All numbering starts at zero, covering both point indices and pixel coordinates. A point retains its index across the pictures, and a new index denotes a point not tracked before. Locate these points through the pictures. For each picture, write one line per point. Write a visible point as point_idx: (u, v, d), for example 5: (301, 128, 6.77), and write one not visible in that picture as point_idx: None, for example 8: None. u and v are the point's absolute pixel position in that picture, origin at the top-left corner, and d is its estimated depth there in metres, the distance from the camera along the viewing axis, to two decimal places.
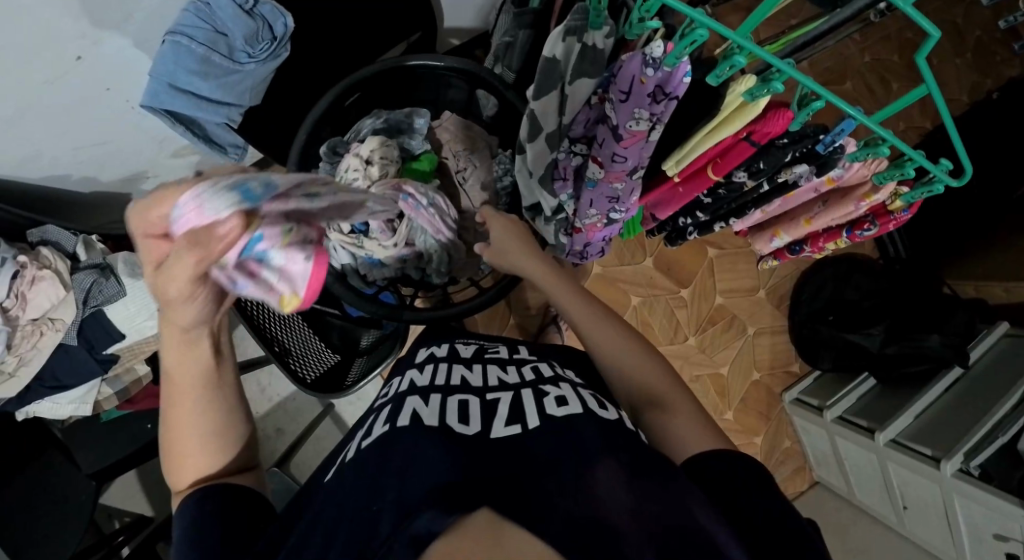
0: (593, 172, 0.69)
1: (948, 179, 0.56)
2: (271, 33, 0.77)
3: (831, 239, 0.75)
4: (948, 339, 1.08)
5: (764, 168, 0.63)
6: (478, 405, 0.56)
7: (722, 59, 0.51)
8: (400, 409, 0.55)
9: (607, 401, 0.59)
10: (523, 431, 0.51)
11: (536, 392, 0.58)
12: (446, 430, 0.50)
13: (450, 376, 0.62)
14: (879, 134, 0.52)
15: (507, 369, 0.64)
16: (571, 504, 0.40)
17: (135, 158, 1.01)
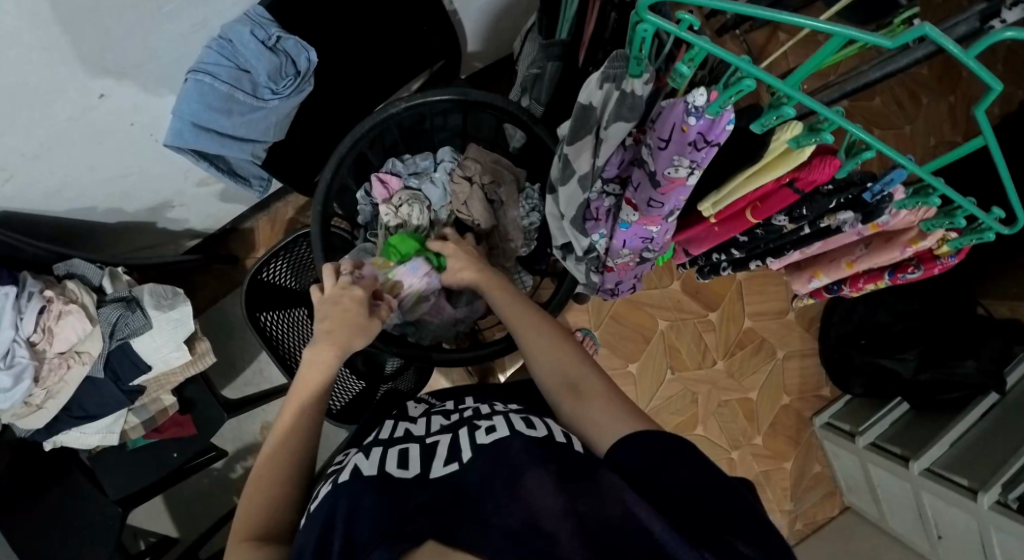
0: (627, 214, 0.67)
1: (1003, 231, 0.51)
2: (294, 69, 0.76)
3: (873, 280, 0.72)
4: (984, 364, 1.05)
5: (807, 213, 0.60)
6: (418, 450, 0.56)
7: (769, 108, 0.48)
8: (341, 470, 0.54)
9: (538, 419, 0.57)
10: (460, 467, 0.51)
11: (471, 427, 0.57)
12: (385, 477, 0.50)
13: (394, 431, 0.61)
14: (930, 182, 0.48)
15: (450, 416, 0.63)
16: (506, 520, 0.43)
17: (161, 188, 1.02)
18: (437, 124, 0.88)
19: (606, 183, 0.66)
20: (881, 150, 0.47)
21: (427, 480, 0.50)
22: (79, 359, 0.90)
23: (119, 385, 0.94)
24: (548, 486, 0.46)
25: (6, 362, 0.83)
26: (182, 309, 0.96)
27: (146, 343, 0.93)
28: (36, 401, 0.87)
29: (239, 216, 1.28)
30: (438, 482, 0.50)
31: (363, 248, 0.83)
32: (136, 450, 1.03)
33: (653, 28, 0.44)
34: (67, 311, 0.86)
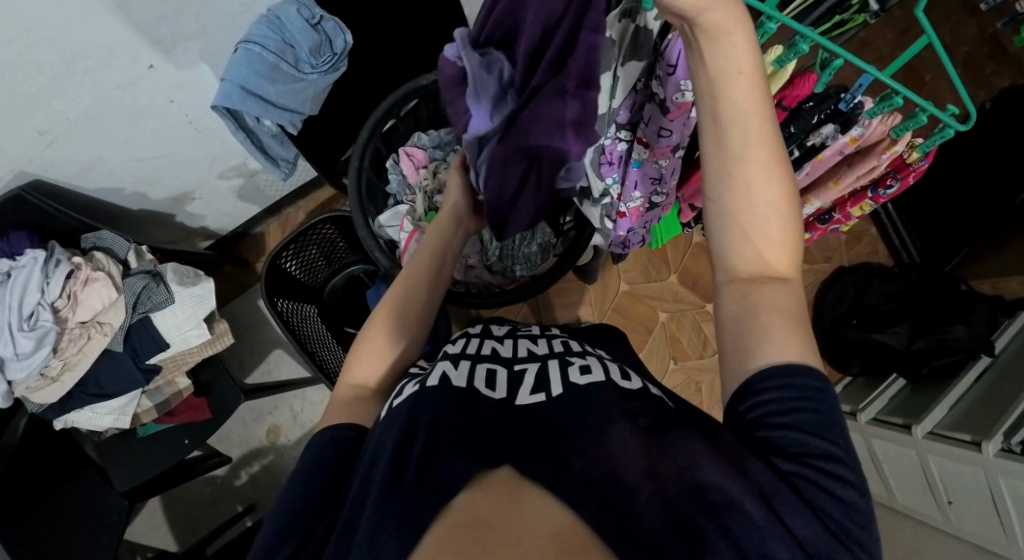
0: (638, 152, 0.76)
1: (959, 126, 0.59)
2: (331, 49, 0.83)
3: (857, 202, 0.81)
4: (973, 330, 1.12)
5: (796, 132, 0.67)
6: (505, 374, 0.58)
7: (754, 28, 0.56)
8: (431, 371, 0.57)
9: (631, 373, 0.59)
10: (547, 398, 0.53)
11: (563, 362, 0.59)
12: (471, 395, 0.53)
13: (482, 347, 0.64)
14: (893, 87, 0.55)
15: (537, 343, 0.66)
16: (586, 464, 0.43)
17: (187, 178, 1.05)
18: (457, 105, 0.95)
19: (619, 128, 0.75)
20: (851, 60, 0.54)
21: (513, 404, 0.52)
22: (100, 330, 0.89)
23: (136, 360, 0.92)
24: (624, 403, 0.52)
25: (30, 325, 0.82)
26: (205, 286, 0.97)
27: (166, 319, 0.93)
28: (52, 373, 0.86)
29: (251, 219, 1.31)
30: (524, 409, 0.52)
31: (395, 208, 0.89)
32: (148, 437, 0.99)
33: None
34: (93, 279, 0.87)
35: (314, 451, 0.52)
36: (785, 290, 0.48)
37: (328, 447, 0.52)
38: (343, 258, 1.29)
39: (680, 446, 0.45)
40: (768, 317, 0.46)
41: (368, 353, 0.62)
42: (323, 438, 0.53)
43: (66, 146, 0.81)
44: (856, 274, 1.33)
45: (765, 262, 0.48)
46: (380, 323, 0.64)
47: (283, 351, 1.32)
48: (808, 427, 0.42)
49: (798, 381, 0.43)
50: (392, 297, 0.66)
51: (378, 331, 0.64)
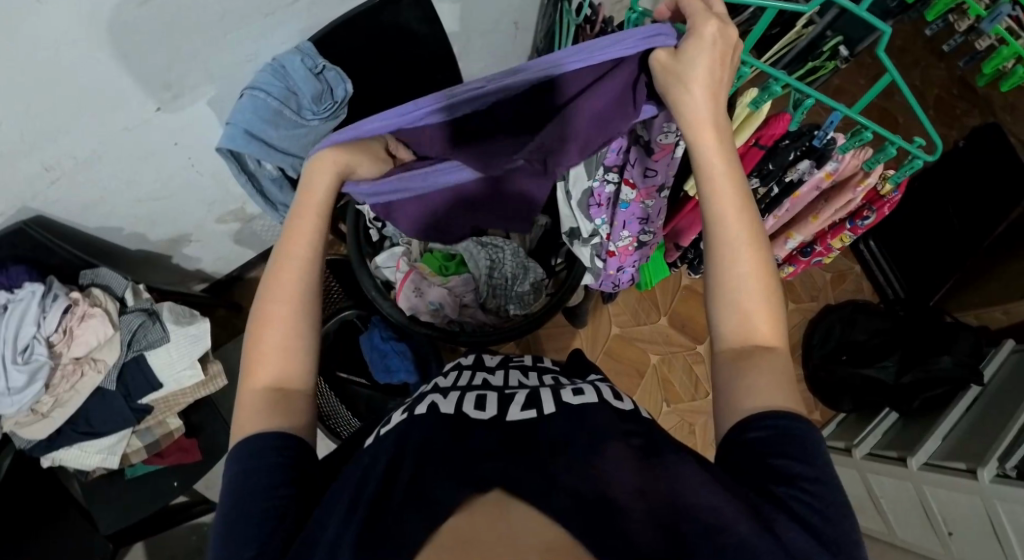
0: (625, 194, 0.78)
1: (926, 157, 0.62)
2: (332, 96, 0.88)
3: (836, 233, 0.84)
4: (959, 359, 1.16)
5: (774, 169, 0.70)
6: (495, 397, 0.59)
7: None
8: (420, 401, 0.59)
9: (623, 394, 0.62)
10: (538, 414, 0.55)
11: (556, 387, 0.62)
12: (460, 417, 0.54)
13: (473, 379, 0.65)
14: (861, 122, 0.59)
15: (527, 375, 0.68)
16: (575, 483, 0.44)
17: (186, 220, 1.07)
18: None
19: (607, 171, 0.76)
20: (822, 99, 0.58)
21: (502, 421, 0.54)
22: (94, 367, 0.88)
23: (128, 401, 0.92)
24: (617, 425, 0.54)
25: (23, 358, 0.81)
26: (200, 326, 0.97)
27: (161, 357, 0.93)
28: (42, 409, 0.85)
29: (246, 263, 1.33)
30: (512, 424, 0.54)
31: (391, 250, 0.91)
32: (133, 478, 0.97)
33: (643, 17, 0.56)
34: (90, 314, 0.86)
35: (249, 451, 0.49)
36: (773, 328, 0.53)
37: (270, 448, 0.49)
38: (337, 303, 1.31)
39: (674, 466, 0.47)
40: (754, 378, 0.50)
41: (269, 335, 0.55)
42: (260, 436, 0.50)
43: (70, 184, 0.83)
44: (842, 311, 1.36)
45: (751, 329, 0.52)
46: (266, 338, 0.54)
47: None
48: (793, 450, 0.46)
49: (781, 425, 0.47)
50: (274, 300, 0.56)
51: (267, 346, 0.54)
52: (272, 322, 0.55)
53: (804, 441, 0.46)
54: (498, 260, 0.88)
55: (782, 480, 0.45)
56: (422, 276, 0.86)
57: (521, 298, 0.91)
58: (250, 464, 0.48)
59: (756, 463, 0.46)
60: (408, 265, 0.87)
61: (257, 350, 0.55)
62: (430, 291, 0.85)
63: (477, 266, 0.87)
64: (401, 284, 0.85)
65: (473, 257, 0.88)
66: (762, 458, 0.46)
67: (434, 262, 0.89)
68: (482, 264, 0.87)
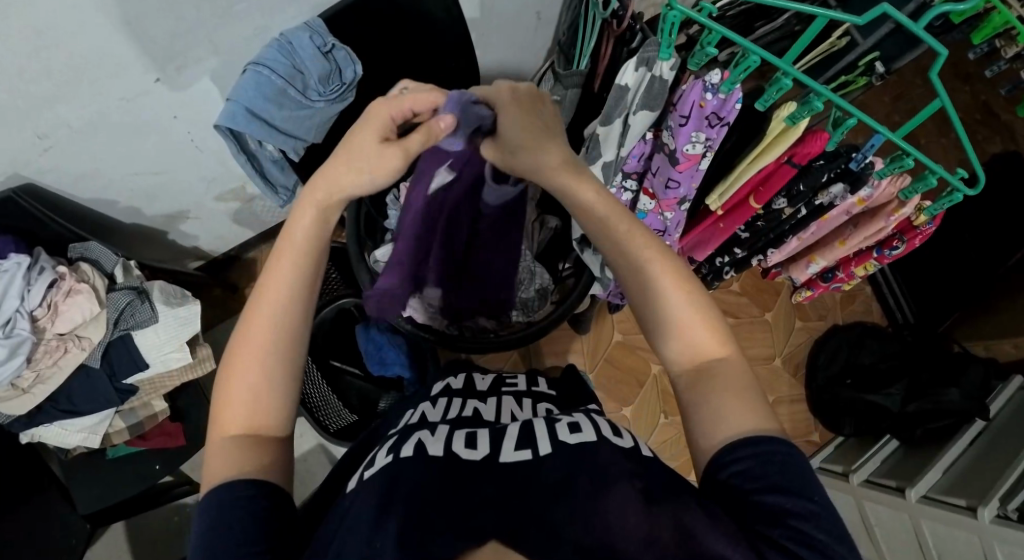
0: (644, 203, 0.79)
1: (968, 189, 0.58)
2: (341, 78, 0.83)
3: (862, 261, 0.82)
4: (967, 392, 1.14)
5: (803, 189, 0.70)
6: (486, 435, 0.56)
7: (769, 84, 0.57)
8: (406, 439, 0.55)
9: (623, 429, 0.58)
10: (535, 457, 0.51)
11: (553, 421, 0.59)
12: (450, 461, 0.51)
13: (463, 409, 0.64)
14: (903, 148, 0.55)
15: (520, 405, 0.68)
16: (580, 534, 0.43)
17: (184, 196, 1.03)
18: None
19: (626, 177, 0.77)
20: (863, 119, 0.55)
21: (495, 464, 0.51)
22: (78, 345, 0.84)
23: (112, 381, 0.89)
24: (618, 458, 0.50)
25: (4, 332, 0.77)
26: (191, 308, 0.94)
27: (149, 339, 0.90)
28: (22, 386, 0.81)
29: (244, 243, 1.29)
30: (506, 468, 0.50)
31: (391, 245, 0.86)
32: (116, 459, 0.95)
33: (681, 15, 0.53)
34: (76, 290, 0.83)
35: (214, 505, 0.43)
36: (706, 339, 0.51)
37: (236, 502, 0.43)
38: (335, 290, 1.28)
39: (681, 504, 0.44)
40: (714, 401, 0.48)
41: (240, 380, 0.48)
42: (224, 488, 0.44)
43: (62, 154, 0.79)
44: (848, 333, 1.34)
45: (693, 345, 0.52)
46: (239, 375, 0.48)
47: None
48: (782, 482, 0.43)
49: (761, 448, 0.44)
50: (250, 330, 0.49)
51: (240, 385, 0.48)
52: (248, 359, 0.49)
53: (794, 469, 0.44)
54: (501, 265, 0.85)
55: (772, 520, 0.42)
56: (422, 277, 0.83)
57: (524, 303, 0.90)
58: (217, 520, 0.42)
59: (748, 503, 0.43)
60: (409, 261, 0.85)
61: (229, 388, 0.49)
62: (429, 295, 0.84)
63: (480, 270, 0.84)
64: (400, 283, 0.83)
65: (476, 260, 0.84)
66: (755, 499, 0.43)
67: None
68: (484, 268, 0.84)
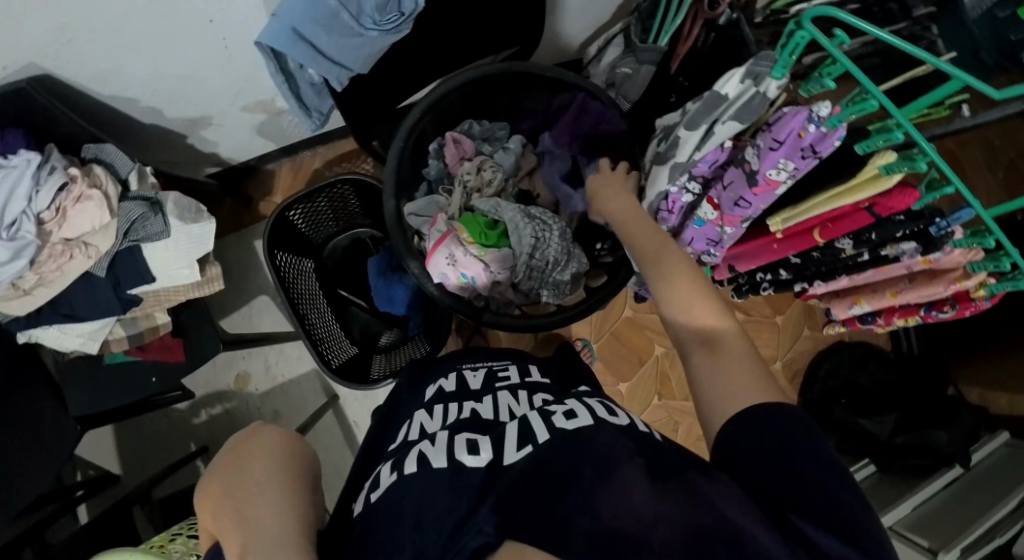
0: (705, 212, 0.73)
1: None
2: (400, 8, 0.74)
3: (905, 314, 0.81)
4: (954, 436, 1.15)
5: (874, 238, 0.67)
6: (488, 441, 0.54)
7: (877, 131, 0.55)
8: (407, 455, 0.55)
9: (617, 409, 0.58)
10: (535, 448, 0.50)
11: (544, 412, 0.57)
12: (455, 469, 0.49)
13: (461, 412, 0.62)
14: (993, 227, 0.56)
15: (518, 399, 0.64)
16: (590, 521, 0.39)
17: (209, 102, 0.95)
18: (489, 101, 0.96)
19: (690, 179, 0.71)
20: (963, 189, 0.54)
21: (502, 466, 0.49)
22: (84, 252, 0.82)
23: (117, 291, 0.87)
24: (617, 437, 0.50)
25: (9, 234, 0.75)
26: (205, 226, 0.91)
27: (158, 252, 0.88)
28: (24, 286, 0.80)
29: (264, 155, 1.22)
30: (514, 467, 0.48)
31: (431, 199, 0.86)
32: (114, 366, 0.95)
33: (810, 37, 0.52)
34: (87, 197, 0.78)
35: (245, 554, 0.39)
36: (710, 313, 0.56)
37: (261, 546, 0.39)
38: (352, 219, 1.22)
39: (698, 477, 0.43)
40: (721, 370, 0.51)
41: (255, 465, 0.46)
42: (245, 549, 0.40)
43: (85, 48, 0.71)
44: (853, 352, 1.34)
45: (703, 326, 0.56)
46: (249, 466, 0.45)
47: (269, 299, 1.25)
48: (808, 470, 0.42)
49: (768, 410, 0.45)
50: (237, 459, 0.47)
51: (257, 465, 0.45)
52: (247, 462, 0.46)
53: (793, 424, 0.45)
54: (540, 238, 0.80)
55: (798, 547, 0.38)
56: (460, 244, 0.80)
57: (557, 285, 0.85)
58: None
59: (772, 469, 0.42)
60: (445, 222, 0.81)
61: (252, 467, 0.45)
62: (459, 257, 0.80)
63: (516, 238, 0.79)
64: (435, 246, 0.80)
65: (513, 228, 0.79)
66: (775, 461, 0.42)
67: (474, 222, 0.81)
68: (522, 238, 0.79)
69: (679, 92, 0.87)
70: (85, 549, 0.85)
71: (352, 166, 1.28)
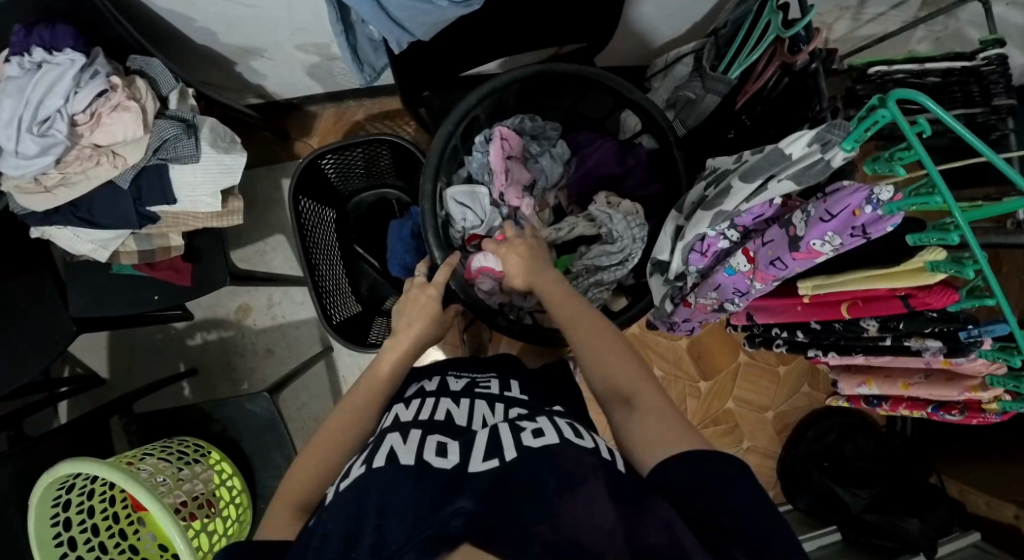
0: (738, 263, 0.71)
1: None
2: None
3: (913, 409, 0.79)
4: (925, 527, 1.13)
5: (901, 327, 0.65)
6: (457, 444, 0.54)
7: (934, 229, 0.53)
8: (378, 447, 0.54)
9: (584, 432, 0.57)
10: (500, 463, 0.49)
11: (514, 427, 0.56)
12: (424, 469, 0.48)
13: (435, 412, 0.62)
14: None
15: (494, 409, 0.63)
16: (547, 528, 0.41)
17: (265, 35, 0.93)
18: (547, 97, 0.94)
19: (730, 228, 0.70)
20: (1007, 307, 0.52)
21: (469, 469, 0.49)
22: (111, 161, 0.82)
23: (137, 205, 0.87)
24: (583, 456, 0.50)
25: (40, 130, 0.76)
26: (235, 159, 0.90)
27: (185, 175, 0.87)
28: (47, 183, 0.81)
29: (310, 96, 1.20)
30: (484, 471, 0.48)
31: (472, 188, 0.85)
32: (119, 276, 0.95)
33: (891, 119, 0.50)
34: (124, 107, 0.78)
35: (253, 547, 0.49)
36: (627, 371, 0.60)
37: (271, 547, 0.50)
38: (383, 177, 1.21)
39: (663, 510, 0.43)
40: (641, 422, 0.54)
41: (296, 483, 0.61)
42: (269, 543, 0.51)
43: None
44: (846, 420, 1.32)
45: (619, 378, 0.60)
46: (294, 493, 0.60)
47: (284, 239, 1.24)
48: (735, 503, 0.44)
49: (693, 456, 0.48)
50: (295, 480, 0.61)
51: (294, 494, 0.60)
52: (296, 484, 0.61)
53: (718, 471, 0.46)
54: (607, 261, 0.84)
55: None
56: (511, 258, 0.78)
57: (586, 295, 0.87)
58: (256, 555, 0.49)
59: (709, 507, 0.44)
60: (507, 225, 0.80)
61: (289, 487, 0.61)
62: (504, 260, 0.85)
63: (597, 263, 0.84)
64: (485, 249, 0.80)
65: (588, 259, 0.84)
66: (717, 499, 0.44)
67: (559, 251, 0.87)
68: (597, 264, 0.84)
69: (739, 128, 0.88)
70: (59, 447, 0.86)
71: (394, 124, 1.25)
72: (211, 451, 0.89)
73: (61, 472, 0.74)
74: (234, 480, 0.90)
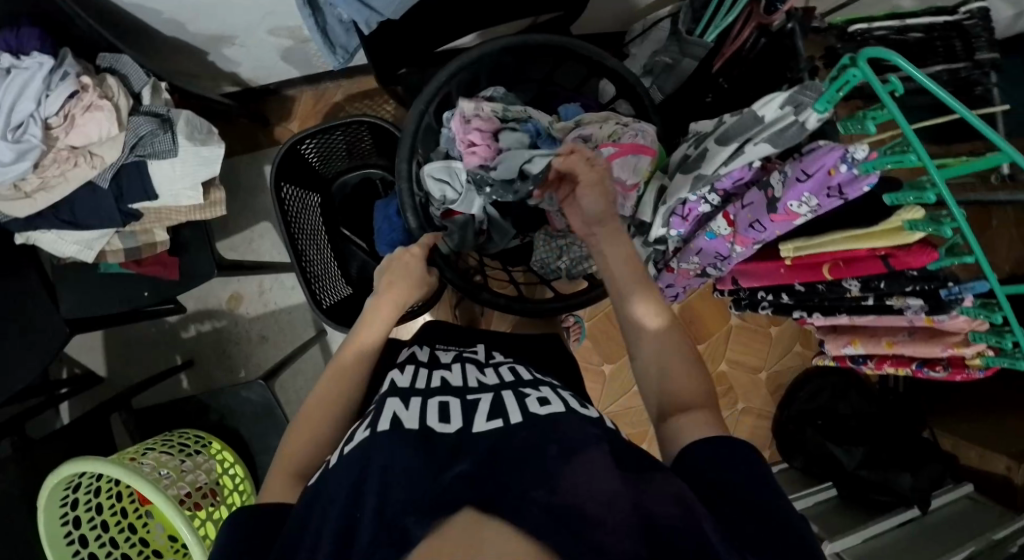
0: (719, 226, 0.70)
1: None
2: None
3: (898, 366, 0.80)
4: (918, 482, 1.14)
5: (883, 287, 0.66)
6: (459, 407, 0.54)
7: (911, 188, 0.53)
8: (380, 412, 0.52)
9: (587, 403, 0.57)
10: (505, 426, 0.50)
11: (518, 394, 0.56)
12: (426, 435, 0.49)
13: (430, 379, 0.61)
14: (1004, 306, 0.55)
15: (485, 371, 0.64)
16: (545, 495, 0.39)
17: (234, 22, 0.91)
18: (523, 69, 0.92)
19: (712, 193, 0.67)
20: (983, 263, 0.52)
21: (471, 433, 0.49)
22: (88, 161, 0.81)
23: (119, 203, 0.87)
24: (585, 426, 0.49)
25: (15, 136, 0.76)
26: (213, 150, 0.89)
27: (164, 170, 0.86)
28: (26, 188, 0.80)
29: (286, 80, 1.18)
30: (485, 436, 0.49)
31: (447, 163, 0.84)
32: (106, 276, 0.96)
33: (861, 77, 0.49)
34: (97, 106, 0.78)
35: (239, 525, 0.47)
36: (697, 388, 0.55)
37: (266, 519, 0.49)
38: (365, 157, 1.20)
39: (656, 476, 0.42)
40: (684, 423, 0.51)
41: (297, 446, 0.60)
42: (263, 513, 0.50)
43: None
44: (838, 379, 1.34)
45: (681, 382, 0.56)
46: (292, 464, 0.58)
47: (271, 226, 1.24)
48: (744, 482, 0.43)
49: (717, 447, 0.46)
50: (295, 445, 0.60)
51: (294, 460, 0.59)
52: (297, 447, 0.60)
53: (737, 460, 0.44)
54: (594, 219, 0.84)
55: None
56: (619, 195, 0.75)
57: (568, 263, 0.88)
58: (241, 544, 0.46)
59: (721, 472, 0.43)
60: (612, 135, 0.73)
61: (292, 442, 0.60)
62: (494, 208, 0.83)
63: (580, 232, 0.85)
64: None
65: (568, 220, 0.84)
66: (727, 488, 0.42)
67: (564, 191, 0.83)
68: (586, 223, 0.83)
69: (716, 92, 0.84)
70: (61, 449, 0.88)
71: (373, 105, 1.23)
72: (211, 442, 0.91)
73: (67, 472, 0.75)
74: (235, 468, 0.93)
